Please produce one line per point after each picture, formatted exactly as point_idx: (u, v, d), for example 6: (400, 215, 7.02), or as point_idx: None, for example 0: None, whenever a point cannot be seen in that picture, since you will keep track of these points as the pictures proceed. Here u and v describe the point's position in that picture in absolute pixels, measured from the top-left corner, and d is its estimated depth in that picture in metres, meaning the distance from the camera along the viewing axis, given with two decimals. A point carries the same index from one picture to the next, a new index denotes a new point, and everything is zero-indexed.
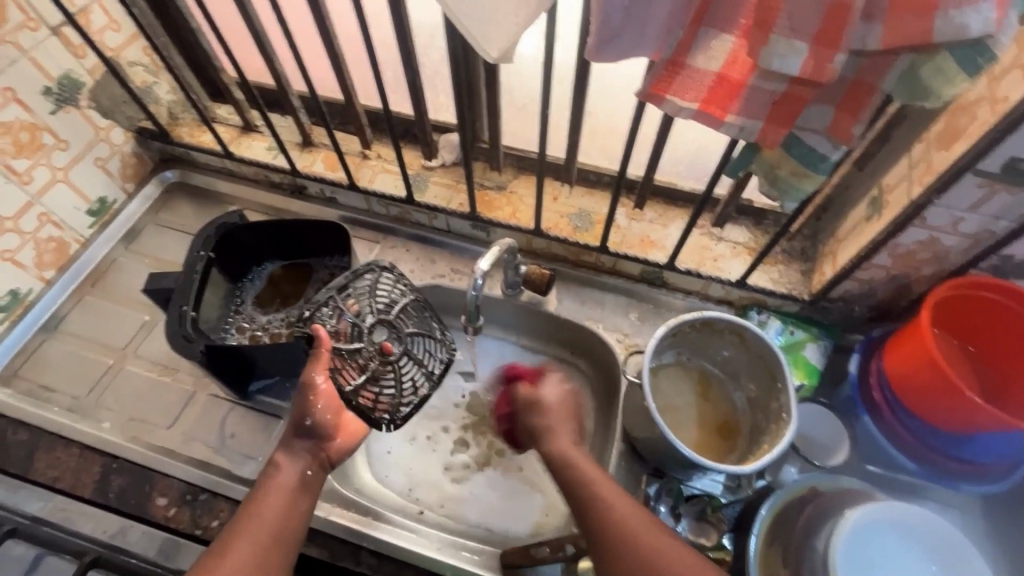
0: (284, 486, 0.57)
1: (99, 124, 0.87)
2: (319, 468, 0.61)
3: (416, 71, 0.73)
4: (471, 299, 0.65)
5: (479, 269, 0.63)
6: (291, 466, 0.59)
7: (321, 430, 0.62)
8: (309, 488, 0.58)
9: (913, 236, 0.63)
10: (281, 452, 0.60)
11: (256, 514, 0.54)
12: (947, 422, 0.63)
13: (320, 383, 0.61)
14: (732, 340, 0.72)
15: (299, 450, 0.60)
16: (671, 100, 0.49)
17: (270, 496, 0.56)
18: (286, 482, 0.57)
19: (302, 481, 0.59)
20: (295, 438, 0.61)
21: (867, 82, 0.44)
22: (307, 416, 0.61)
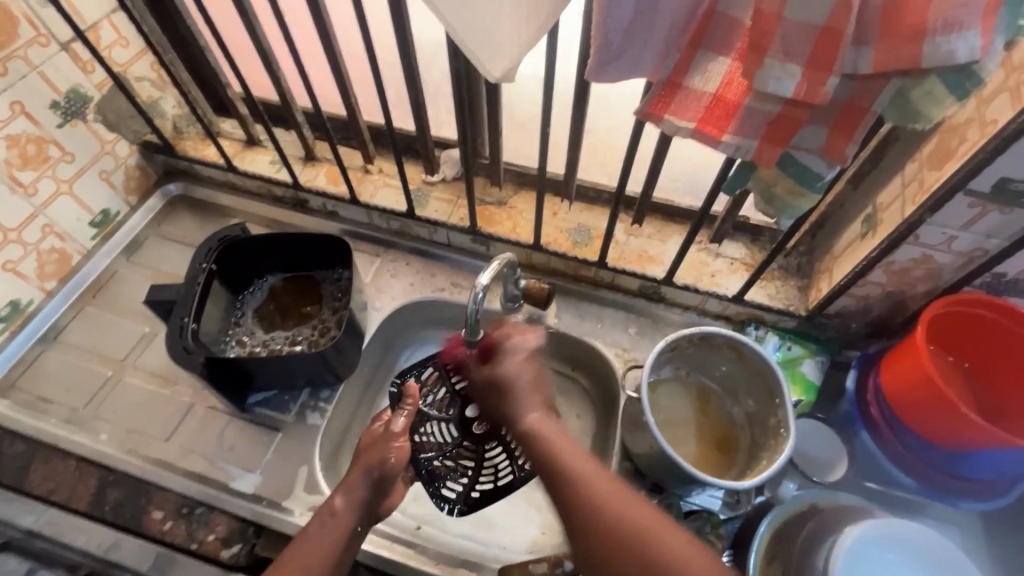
0: (338, 538, 0.56)
1: (105, 137, 0.88)
2: (367, 522, 0.59)
3: (418, 88, 0.74)
4: (471, 314, 0.64)
5: (480, 283, 0.64)
6: (345, 515, 0.57)
7: (384, 483, 0.60)
8: (356, 543, 0.58)
9: (906, 254, 0.64)
10: (339, 492, 0.58)
11: (302, 557, 0.54)
12: (945, 439, 0.63)
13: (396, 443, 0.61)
14: (730, 356, 0.72)
15: (357, 493, 0.58)
16: (669, 120, 0.50)
17: (321, 543, 0.55)
18: (338, 534, 0.56)
19: (351, 535, 0.57)
20: (355, 477, 0.59)
21: (860, 103, 0.45)
22: (387, 460, 0.60)
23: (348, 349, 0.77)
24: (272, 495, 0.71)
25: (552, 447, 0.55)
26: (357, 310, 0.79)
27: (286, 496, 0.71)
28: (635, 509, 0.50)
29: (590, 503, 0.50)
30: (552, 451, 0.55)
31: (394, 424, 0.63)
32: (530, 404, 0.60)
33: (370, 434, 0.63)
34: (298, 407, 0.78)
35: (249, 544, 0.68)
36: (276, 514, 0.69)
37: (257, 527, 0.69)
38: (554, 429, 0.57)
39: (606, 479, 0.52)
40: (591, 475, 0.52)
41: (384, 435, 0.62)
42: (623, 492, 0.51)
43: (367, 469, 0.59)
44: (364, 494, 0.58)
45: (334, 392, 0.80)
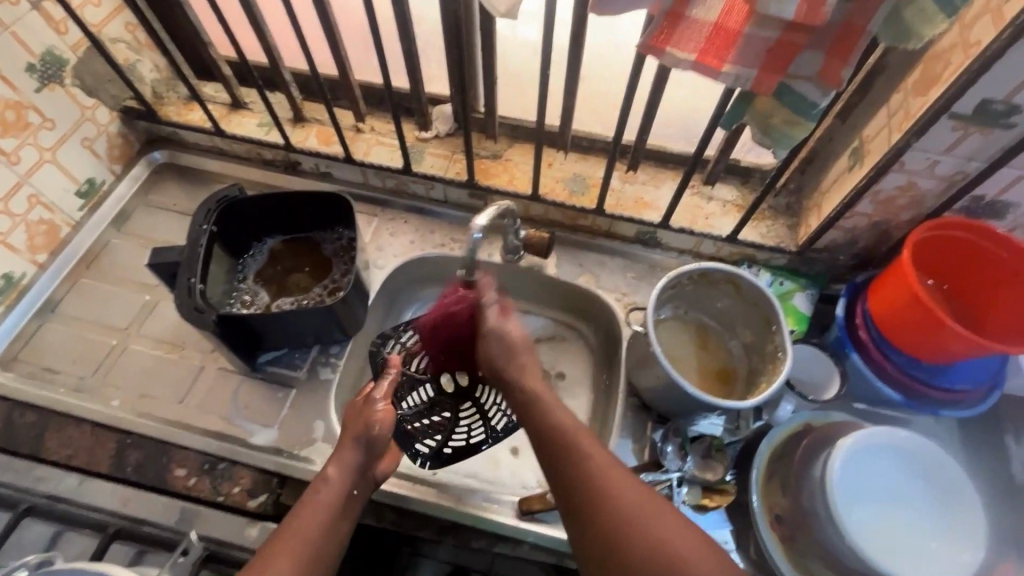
0: (331, 504, 0.57)
1: (84, 103, 0.85)
2: (362, 487, 0.61)
3: (411, 36, 0.74)
4: (470, 253, 0.66)
5: (477, 225, 0.65)
6: (339, 481, 0.59)
7: (375, 447, 0.62)
8: (350, 509, 0.60)
9: (893, 182, 0.67)
10: (332, 463, 0.60)
11: (307, 518, 0.55)
12: (930, 353, 0.67)
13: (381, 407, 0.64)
14: (727, 291, 0.75)
15: (348, 459, 0.60)
16: (670, 52, 0.52)
17: (320, 513, 0.56)
18: (336, 501, 0.58)
19: (347, 498, 0.59)
20: (351, 448, 0.61)
21: (857, 24, 0.47)
22: (374, 426, 0.62)
23: (356, 305, 0.78)
24: (291, 447, 0.73)
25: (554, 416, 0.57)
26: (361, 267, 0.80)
27: (306, 447, 0.73)
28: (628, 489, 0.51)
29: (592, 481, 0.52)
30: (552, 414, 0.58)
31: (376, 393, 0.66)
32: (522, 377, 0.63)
33: (353, 406, 0.66)
34: (309, 364, 0.79)
35: (274, 494, 0.69)
36: (299, 464, 0.71)
37: (281, 477, 0.71)
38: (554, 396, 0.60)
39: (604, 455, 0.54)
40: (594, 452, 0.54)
41: (367, 405, 0.64)
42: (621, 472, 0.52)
43: (357, 435, 0.62)
44: (356, 459, 0.61)
45: (345, 348, 0.81)
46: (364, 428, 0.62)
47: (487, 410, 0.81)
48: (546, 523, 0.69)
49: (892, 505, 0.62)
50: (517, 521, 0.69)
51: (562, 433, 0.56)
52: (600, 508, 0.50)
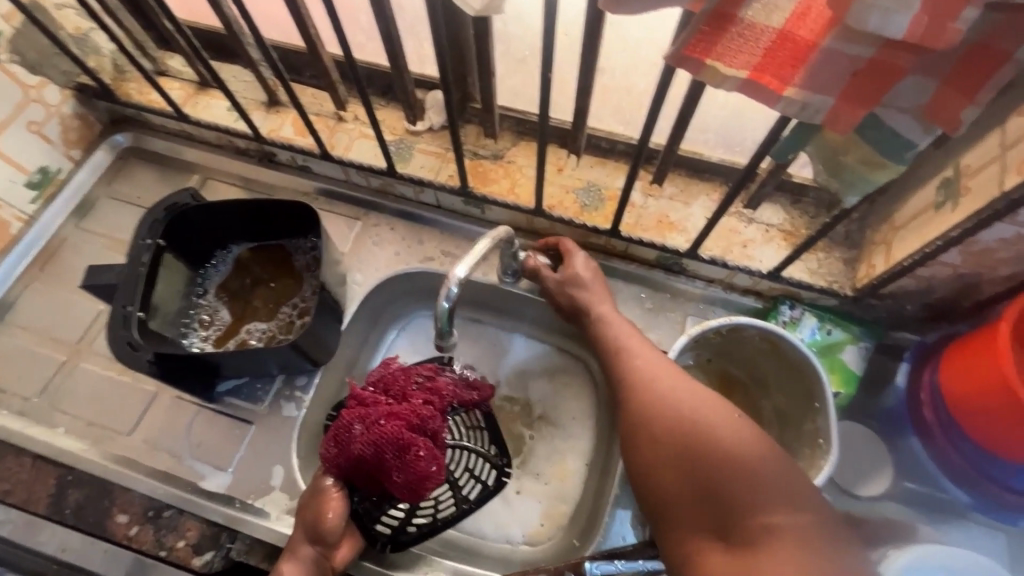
0: None
1: (27, 81, 0.74)
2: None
3: (388, 15, 0.60)
4: (443, 312, 0.55)
5: (454, 278, 0.53)
6: None
7: (326, 534, 0.59)
8: None
9: (995, 232, 0.51)
10: (288, 560, 0.58)
11: None
12: (1014, 452, 0.53)
13: (330, 500, 0.60)
14: (762, 348, 0.62)
15: (302, 560, 0.58)
16: (712, 67, 0.37)
17: None
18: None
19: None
20: (304, 545, 0.59)
21: (996, 47, 0.32)
22: (322, 517, 0.58)
23: (324, 334, 0.68)
24: (245, 495, 0.65)
25: (612, 332, 0.62)
26: (332, 288, 0.70)
27: (262, 496, 0.65)
28: (678, 385, 0.53)
29: (643, 379, 0.55)
30: (611, 328, 0.63)
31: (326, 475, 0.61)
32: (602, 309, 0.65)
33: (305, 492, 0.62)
34: (272, 397, 0.70)
35: (223, 549, 0.62)
36: (251, 517, 0.63)
37: (231, 531, 0.63)
38: (619, 320, 0.64)
39: (662, 360, 0.57)
40: (646, 357, 0.58)
41: (316, 493, 0.60)
42: (672, 374, 0.55)
43: (305, 528, 0.59)
44: (311, 553, 0.58)
45: (313, 379, 0.71)
46: (315, 521, 0.59)
47: (456, 478, 0.71)
48: None
49: None
50: None
51: (617, 342, 0.61)
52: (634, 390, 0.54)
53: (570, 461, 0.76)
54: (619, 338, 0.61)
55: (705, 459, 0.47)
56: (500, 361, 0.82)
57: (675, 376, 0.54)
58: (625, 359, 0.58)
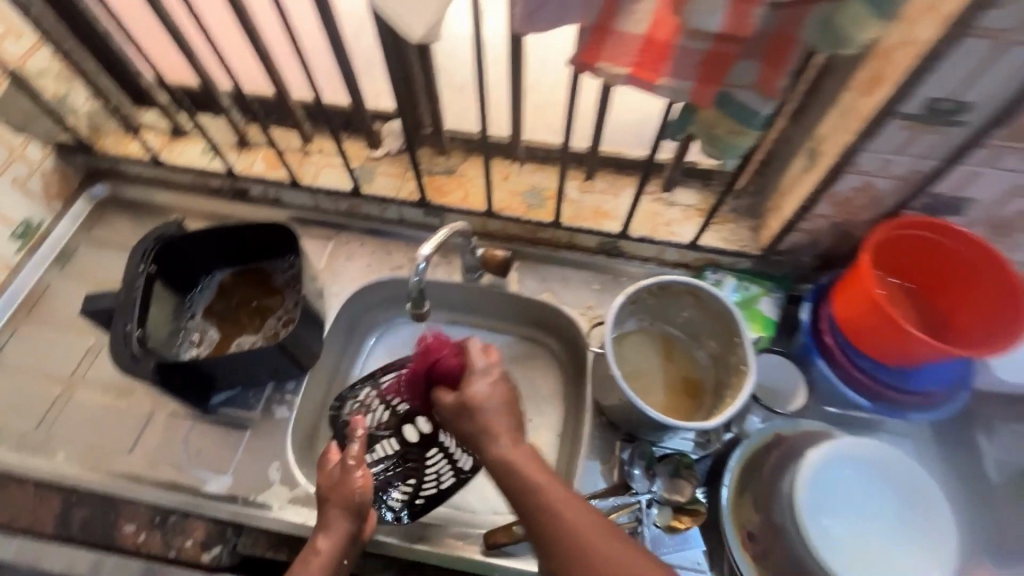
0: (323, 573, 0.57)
1: (12, 142, 0.81)
2: (353, 555, 0.60)
3: (346, 58, 0.72)
4: (414, 286, 0.63)
5: (421, 255, 0.62)
6: (328, 553, 0.58)
7: (365, 510, 0.61)
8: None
9: (849, 183, 0.65)
10: (320, 535, 0.59)
11: None
12: (894, 356, 0.66)
13: (359, 478, 0.62)
14: (688, 301, 0.73)
15: (338, 532, 0.59)
16: (603, 67, 0.50)
17: None
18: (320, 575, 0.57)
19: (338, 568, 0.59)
20: (340, 518, 0.60)
21: (789, 33, 0.45)
22: (356, 494, 0.61)
23: (309, 338, 0.76)
24: (246, 492, 0.69)
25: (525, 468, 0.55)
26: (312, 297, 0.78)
27: (262, 491, 0.70)
28: (579, 517, 0.51)
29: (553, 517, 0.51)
30: (520, 475, 0.55)
31: (350, 454, 0.63)
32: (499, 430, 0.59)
33: (328, 471, 0.63)
34: (264, 403, 0.76)
35: (229, 544, 0.67)
36: (254, 511, 0.68)
37: (235, 526, 0.68)
38: (529, 457, 0.57)
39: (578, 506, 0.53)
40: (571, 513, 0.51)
41: (344, 470, 0.62)
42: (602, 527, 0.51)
43: (343, 504, 0.60)
44: (347, 527, 0.60)
45: (300, 383, 0.78)
46: (348, 496, 0.60)
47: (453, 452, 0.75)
48: (514, 557, 0.66)
49: (859, 524, 0.60)
50: (484, 557, 0.66)
51: (526, 480, 0.54)
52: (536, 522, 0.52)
53: (545, 434, 0.84)
54: (521, 471, 0.55)
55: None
56: None
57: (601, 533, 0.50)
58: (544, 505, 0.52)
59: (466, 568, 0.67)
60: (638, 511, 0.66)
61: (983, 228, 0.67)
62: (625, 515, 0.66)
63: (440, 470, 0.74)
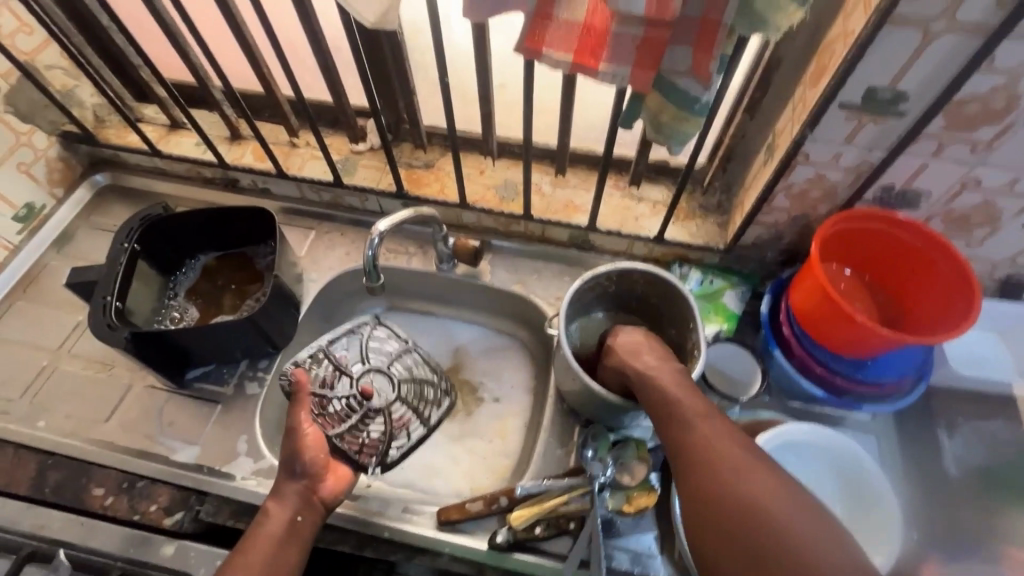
0: (273, 534, 0.61)
1: (19, 129, 0.87)
2: (309, 512, 0.63)
3: (326, 54, 0.76)
4: (368, 258, 0.69)
5: (375, 230, 0.68)
6: (281, 512, 0.62)
7: (316, 469, 0.65)
8: (300, 534, 0.62)
9: (802, 174, 0.66)
10: (272, 500, 0.63)
11: (247, 559, 0.58)
12: (848, 345, 0.66)
13: (307, 430, 0.67)
14: (648, 290, 0.75)
15: (288, 498, 0.63)
16: (547, 53, 0.52)
17: (262, 544, 0.60)
18: (275, 532, 0.61)
19: (292, 527, 0.62)
20: (287, 482, 0.64)
21: (712, 17, 0.48)
22: (303, 453, 0.65)
23: (281, 317, 0.78)
24: (212, 462, 0.72)
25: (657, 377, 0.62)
26: (287, 279, 0.81)
27: (227, 462, 0.72)
28: (703, 430, 0.56)
29: (691, 441, 0.56)
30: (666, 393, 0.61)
31: (300, 417, 0.68)
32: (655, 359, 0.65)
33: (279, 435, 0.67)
34: (236, 379, 0.79)
35: (192, 511, 0.70)
36: (216, 480, 0.70)
37: (198, 493, 0.71)
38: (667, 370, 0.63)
39: (729, 438, 0.56)
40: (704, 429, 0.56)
41: (291, 434, 0.67)
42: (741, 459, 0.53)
43: (290, 467, 0.64)
44: (297, 488, 0.64)
45: (273, 361, 0.80)
46: (295, 458, 0.65)
47: (416, 406, 0.82)
48: (463, 533, 0.68)
49: None
50: (435, 532, 0.68)
51: (666, 391, 0.61)
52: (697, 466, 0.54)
53: (513, 422, 0.85)
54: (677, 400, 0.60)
55: (775, 549, 0.47)
56: (448, 340, 0.93)
57: (729, 445, 0.55)
58: (691, 434, 0.57)
59: (418, 543, 0.69)
60: (590, 493, 0.66)
61: (940, 222, 0.68)
62: (576, 498, 0.66)
63: (407, 423, 0.81)
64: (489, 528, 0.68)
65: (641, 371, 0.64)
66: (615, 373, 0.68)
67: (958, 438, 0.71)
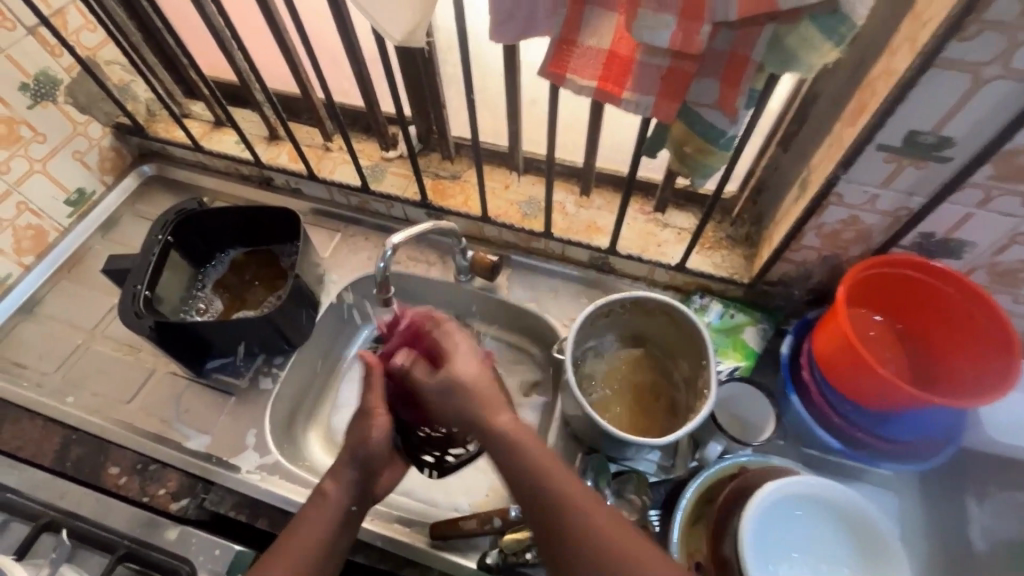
0: (329, 519, 0.59)
1: (77, 119, 0.92)
2: (362, 502, 0.62)
3: (362, 65, 0.78)
4: (379, 269, 0.71)
5: (388, 242, 0.68)
6: (337, 496, 0.61)
7: (374, 460, 0.63)
8: (352, 524, 0.61)
9: (835, 215, 0.63)
10: (330, 481, 0.62)
11: (299, 543, 0.57)
12: (869, 399, 0.63)
13: (379, 415, 0.64)
14: (664, 321, 0.73)
15: (347, 478, 0.62)
16: (571, 78, 0.51)
17: (318, 525, 0.58)
18: (333, 516, 0.59)
19: (346, 515, 0.61)
20: (346, 467, 0.62)
21: (741, 53, 0.46)
22: (368, 442, 0.63)
23: (299, 316, 0.80)
24: (221, 453, 0.75)
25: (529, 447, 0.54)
26: (308, 279, 0.83)
27: (235, 454, 0.74)
28: (591, 515, 0.50)
29: (580, 507, 0.51)
30: (531, 458, 0.54)
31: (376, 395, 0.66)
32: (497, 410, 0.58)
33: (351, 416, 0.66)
34: (251, 373, 0.81)
35: (197, 498, 0.72)
36: (223, 471, 0.73)
37: (205, 482, 0.73)
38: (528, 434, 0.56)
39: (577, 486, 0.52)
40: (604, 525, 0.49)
41: (366, 416, 0.65)
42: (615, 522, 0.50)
43: (354, 451, 0.63)
44: (352, 476, 0.62)
45: (288, 359, 0.82)
46: (360, 443, 0.63)
47: None
48: (454, 551, 0.68)
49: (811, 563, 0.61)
50: (427, 547, 0.68)
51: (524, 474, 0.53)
52: (546, 499, 0.51)
53: (518, 440, 0.84)
54: (552, 484, 0.52)
55: None
56: None
57: (599, 510, 0.51)
58: (563, 492, 0.51)
59: (408, 556, 0.69)
60: None
61: (983, 275, 0.64)
62: None
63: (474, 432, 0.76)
64: (480, 548, 0.68)
65: (462, 389, 0.59)
66: (442, 392, 0.60)
67: (987, 507, 0.66)
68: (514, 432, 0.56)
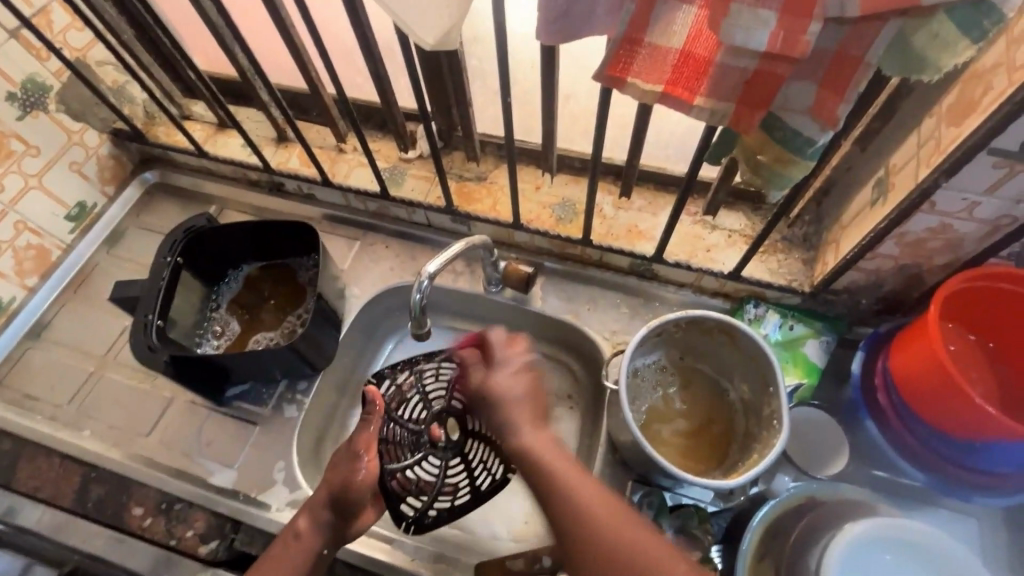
0: (301, 557, 0.58)
1: (71, 128, 0.85)
2: (334, 545, 0.60)
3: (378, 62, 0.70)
4: (415, 302, 0.64)
5: (424, 272, 0.63)
6: (310, 537, 0.59)
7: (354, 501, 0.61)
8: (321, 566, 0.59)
9: (922, 223, 0.56)
10: (305, 517, 0.60)
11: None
12: (957, 427, 0.57)
13: (363, 463, 0.62)
14: (722, 340, 0.67)
15: (322, 517, 0.60)
16: (632, 83, 0.44)
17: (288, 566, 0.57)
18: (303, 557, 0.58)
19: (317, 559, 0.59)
20: (322, 507, 0.60)
21: (851, 54, 0.39)
22: (353, 476, 0.61)
23: (322, 338, 0.75)
24: (248, 489, 0.71)
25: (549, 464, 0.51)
26: (329, 297, 0.77)
27: (264, 490, 0.71)
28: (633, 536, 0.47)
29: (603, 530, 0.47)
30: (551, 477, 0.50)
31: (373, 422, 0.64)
32: (520, 421, 0.55)
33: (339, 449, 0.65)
34: (275, 400, 0.76)
35: (226, 540, 0.68)
36: (253, 510, 0.69)
37: (234, 522, 0.69)
38: (549, 443, 0.53)
39: (603, 503, 0.49)
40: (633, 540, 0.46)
41: (351, 452, 0.63)
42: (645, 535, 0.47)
43: (334, 484, 0.61)
44: (330, 517, 0.60)
45: (312, 384, 0.77)
46: (346, 482, 0.61)
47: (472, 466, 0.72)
48: None
49: None
50: None
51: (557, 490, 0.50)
52: (553, 504, 0.49)
53: None
54: (577, 498, 0.49)
55: None
56: None
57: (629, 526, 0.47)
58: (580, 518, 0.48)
59: None
60: None
61: None
62: None
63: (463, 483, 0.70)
64: None
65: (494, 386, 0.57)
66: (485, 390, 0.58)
67: None
68: (538, 448, 0.53)
